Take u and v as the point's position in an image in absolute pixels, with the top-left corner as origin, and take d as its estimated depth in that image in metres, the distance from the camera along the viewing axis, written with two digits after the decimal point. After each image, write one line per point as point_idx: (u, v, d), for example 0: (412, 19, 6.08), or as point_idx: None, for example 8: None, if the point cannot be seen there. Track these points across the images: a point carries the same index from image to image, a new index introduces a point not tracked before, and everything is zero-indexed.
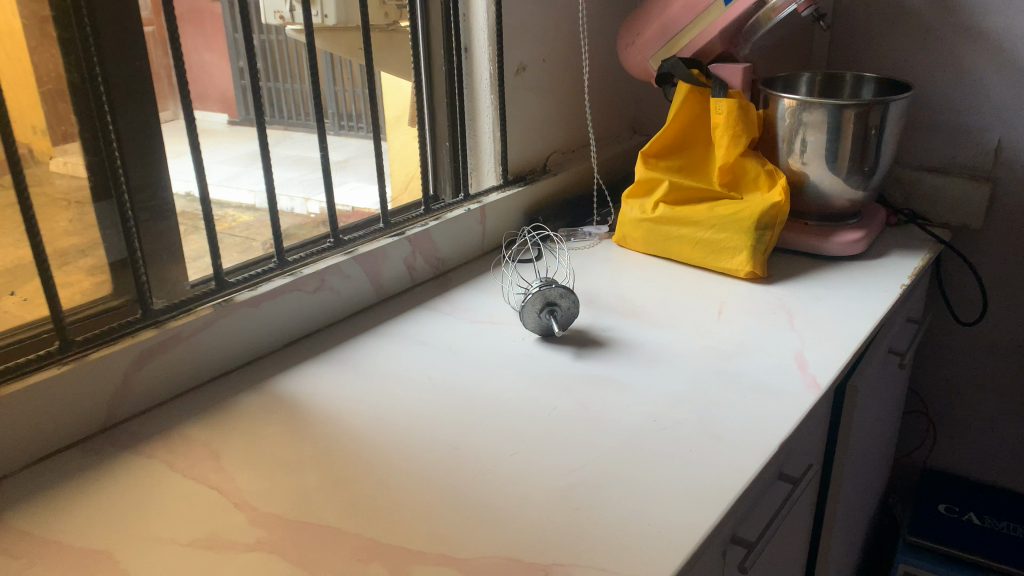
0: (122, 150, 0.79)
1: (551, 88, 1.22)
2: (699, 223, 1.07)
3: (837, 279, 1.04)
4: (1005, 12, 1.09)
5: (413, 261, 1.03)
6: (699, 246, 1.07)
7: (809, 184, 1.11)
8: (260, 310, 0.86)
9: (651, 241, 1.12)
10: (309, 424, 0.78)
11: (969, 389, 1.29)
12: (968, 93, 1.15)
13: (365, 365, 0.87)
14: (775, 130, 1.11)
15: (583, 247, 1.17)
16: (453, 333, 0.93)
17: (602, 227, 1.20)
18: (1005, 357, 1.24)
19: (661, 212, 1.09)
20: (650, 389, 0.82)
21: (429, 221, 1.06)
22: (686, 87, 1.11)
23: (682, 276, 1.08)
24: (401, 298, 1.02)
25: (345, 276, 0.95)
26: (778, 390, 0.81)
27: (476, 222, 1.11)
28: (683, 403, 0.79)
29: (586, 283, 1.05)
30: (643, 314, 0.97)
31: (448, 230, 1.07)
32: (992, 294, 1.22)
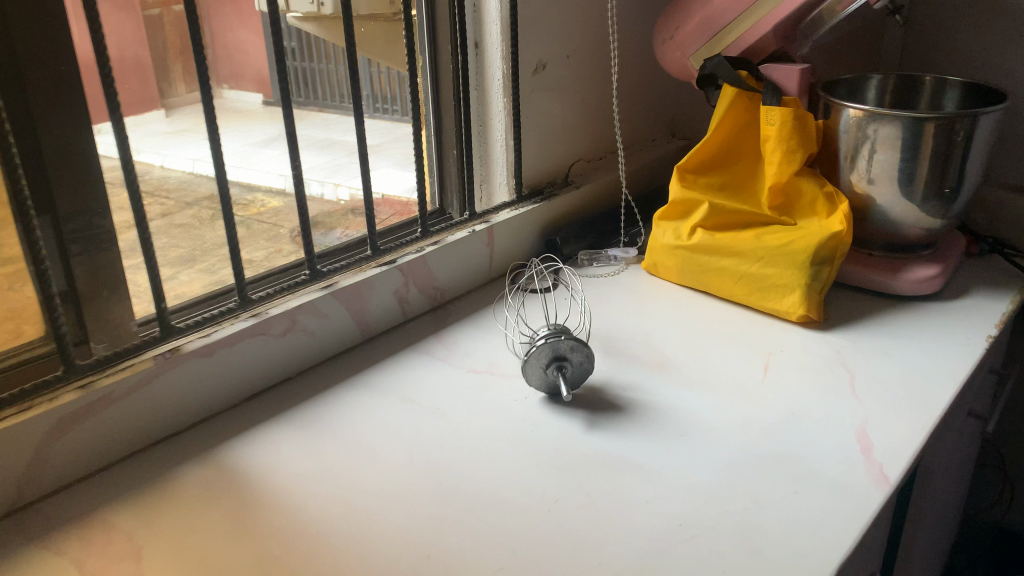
0: (41, 170, 0.66)
1: (575, 88, 1.07)
2: (743, 255, 0.91)
3: (908, 324, 0.88)
4: None
5: (406, 293, 0.89)
6: (742, 282, 0.91)
7: (876, 209, 0.93)
8: (213, 361, 0.73)
9: (686, 272, 0.96)
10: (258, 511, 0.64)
11: None
12: None
13: (337, 428, 0.74)
14: (837, 144, 0.94)
15: (606, 274, 1.01)
16: (444, 387, 0.79)
17: (630, 250, 1.04)
18: None
19: (698, 240, 0.93)
20: (676, 475, 0.67)
21: (426, 245, 0.91)
22: (732, 91, 0.94)
23: (721, 316, 0.92)
24: (389, 338, 0.88)
25: (321, 315, 0.81)
26: (834, 485, 0.65)
27: (482, 246, 0.96)
28: (717, 502, 0.63)
29: (607, 323, 0.90)
30: (671, 368, 0.81)
31: (448, 256, 0.92)
32: None
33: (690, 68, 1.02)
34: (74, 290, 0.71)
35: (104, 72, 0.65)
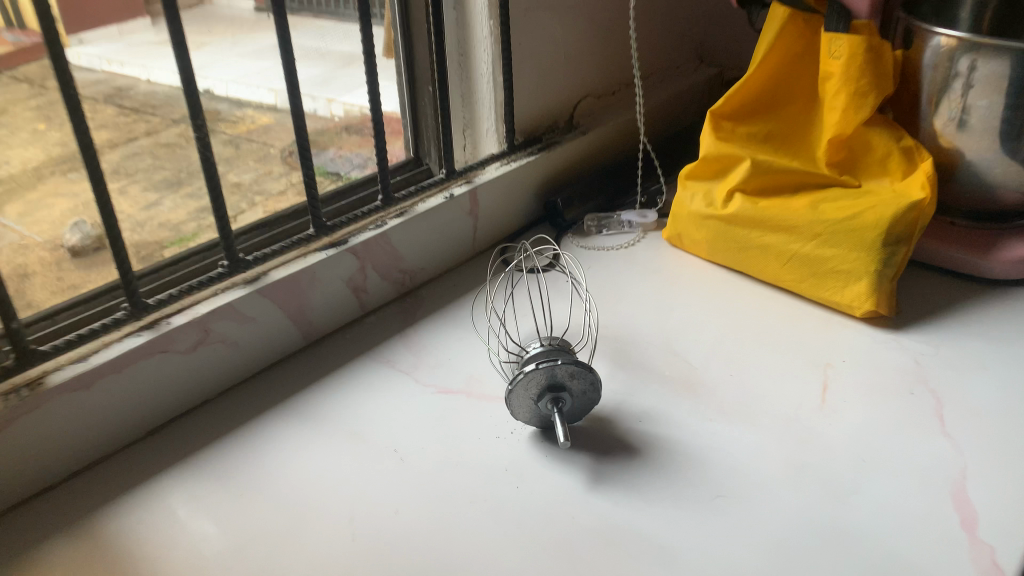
0: None
1: (582, 7, 0.84)
2: (793, 230, 0.71)
3: (1005, 320, 0.68)
4: None
5: (362, 281, 0.70)
6: (791, 264, 0.71)
7: (966, 168, 0.72)
8: (91, 394, 0.55)
9: (719, 248, 0.76)
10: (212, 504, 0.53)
11: None
12: None
13: (262, 479, 0.56)
14: (918, 83, 0.72)
15: (618, 248, 0.81)
16: (405, 415, 0.61)
17: (648, 214, 0.84)
18: None
19: (735, 209, 0.73)
20: (713, 563, 0.49)
21: (388, 217, 0.72)
22: (784, 13, 0.72)
23: (763, 306, 0.72)
24: (342, 341, 0.70)
25: (244, 319, 0.62)
26: None
27: (461, 214, 0.77)
28: None
29: (618, 319, 0.71)
30: (700, 387, 0.63)
31: (417, 230, 0.73)
32: None
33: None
34: None
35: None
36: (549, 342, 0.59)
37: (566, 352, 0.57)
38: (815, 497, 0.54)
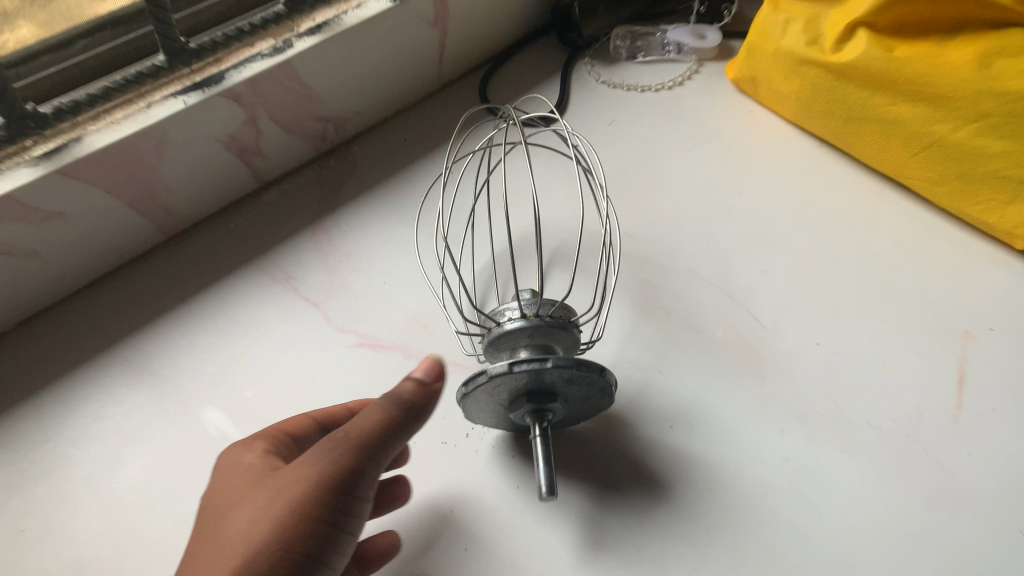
0: None
1: None
2: (940, 102, 0.44)
3: None
4: None
5: (252, 141, 0.45)
6: (926, 153, 0.45)
7: None
8: None
9: (814, 110, 0.50)
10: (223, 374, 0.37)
11: None
12: None
13: (64, 500, 0.35)
14: None
15: (660, 88, 0.55)
16: (301, 392, 0.39)
17: (708, 35, 0.57)
18: None
19: (854, 56, 0.45)
20: None
21: (295, 36, 0.44)
22: None
23: (867, 208, 0.48)
24: (222, 234, 0.45)
25: (43, 218, 0.38)
26: None
27: (419, 28, 0.49)
28: None
29: (648, 227, 0.47)
30: (768, 366, 0.40)
31: (341, 58, 0.46)
32: None
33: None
34: None
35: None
36: (539, 304, 0.35)
37: (557, 333, 0.34)
38: None
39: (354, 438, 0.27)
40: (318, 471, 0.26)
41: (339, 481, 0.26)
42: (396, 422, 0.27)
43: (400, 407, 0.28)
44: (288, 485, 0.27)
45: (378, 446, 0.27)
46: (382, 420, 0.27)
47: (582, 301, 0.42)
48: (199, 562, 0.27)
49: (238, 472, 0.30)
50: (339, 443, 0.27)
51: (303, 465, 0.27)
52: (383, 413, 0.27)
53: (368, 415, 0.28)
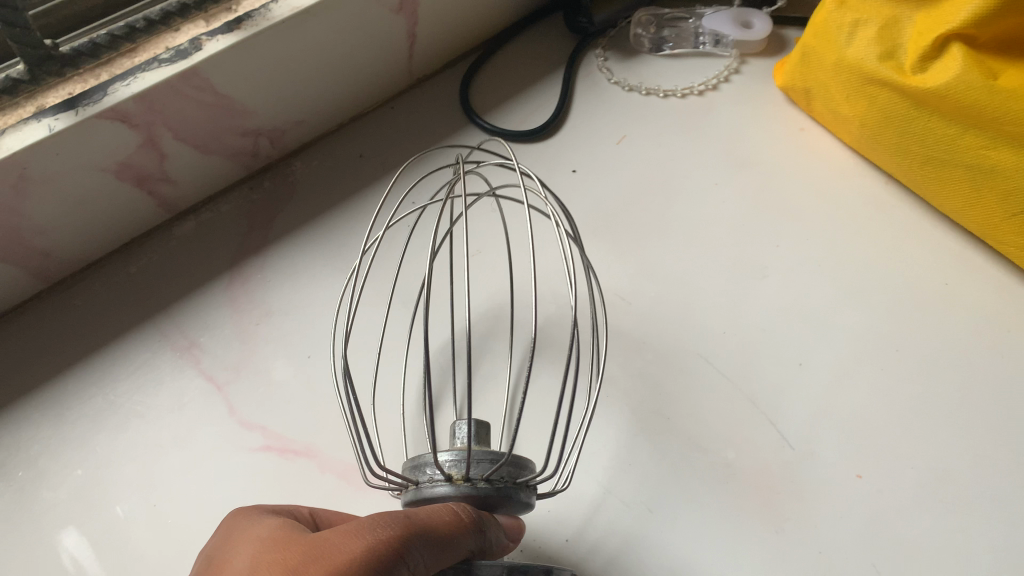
0: None
1: None
2: None
3: None
4: None
5: (152, 165, 0.35)
6: None
7: None
8: None
9: (884, 140, 0.38)
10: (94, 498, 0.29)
11: None
12: None
13: None
14: None
15: (688, 92, 0.44)
16: (183, 513, 0.31)
17: (755, 24, 0.45)
18: None
19: (945, 81, 0.34)
20: None
21: (205, 34, 0.34)
22: None
23: (942, 269, 0.37)
24: (118, 278, 0.37)
25: None
26: None
27: (379, 15, 0.38)
28: None
29: (649, 293, 0.37)
30: (791, 506, 0.31)
31: (268, 59, 0.36)
32: None
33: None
34: None
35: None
36: (466, 468, 0.23)
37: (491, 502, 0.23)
38: None
39: (410, 525, 0.23)
40: (362, 549, 0.22)
41: (379, 572, 0.22)
42: (467, 533, 0.23)
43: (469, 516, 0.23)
44: (322, 554, 0.22)
45: (440, 547, 0.22)
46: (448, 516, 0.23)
47: (553, 397, 0.33)
48: None
49: (252, 524, 0.26)
50: (394, 524, 0.23)
51: (344, 535, 0.23)
52: (450, 514, 0.23)
53: (441, 504, 0.23)
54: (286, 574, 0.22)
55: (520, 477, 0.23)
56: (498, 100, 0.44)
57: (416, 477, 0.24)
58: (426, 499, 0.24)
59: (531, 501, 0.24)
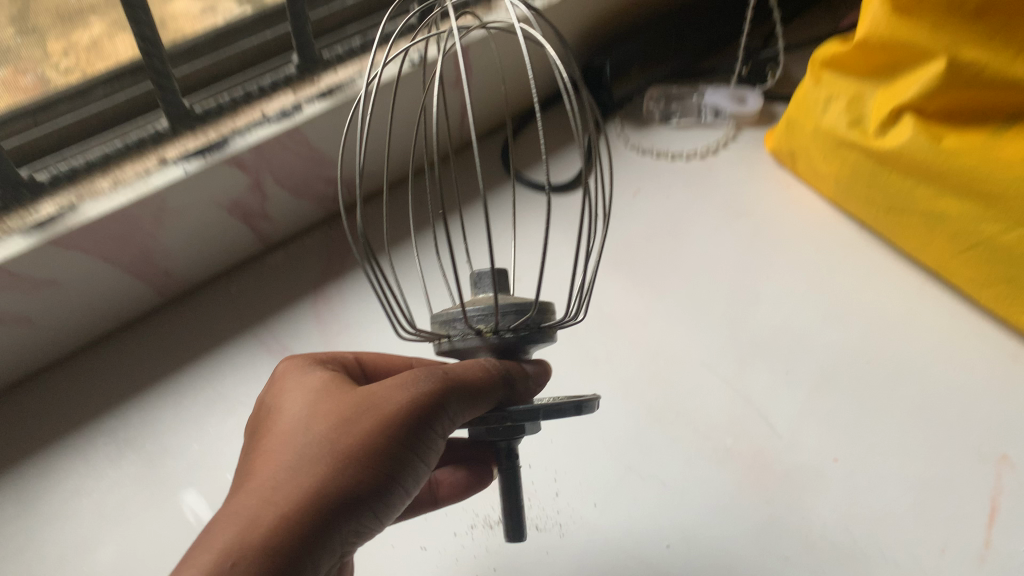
0: None
1: None
2: (989, 203, 0.40)
3: None
4: None
5: (257, 203, 0.44)
6: (970, 253, 0.42)
7: None
8: None
9: (854, 193, 0.46)
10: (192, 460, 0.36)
11: None
12: None
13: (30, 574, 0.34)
14: None
15: (692, 155, 0.52)
16: None
17: (748, 99, 0.54)
18: None
19: (898, 144, 0.42)
20: None
21: (304, 99, 0.42)
22: None
23: (906, 297, 0.44)
24: (222, 298, 0.45)
25: (35, 285, 0.37)
26: None
27: (439, 89, 0.47)
28: None
29: (660, 317, 0.44)
30: (780, 481, 0.37)
31: (351, 123, 0.44)
32: None
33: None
34: None
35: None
36: (495, 318, 0.27)
37: (514, 335, 0.28)
38: None
39: (451, 376, 0.28)
40: (411, 397, 0.28)
41: (421, 418, 0.28)
42: (493, 385, 0.29)
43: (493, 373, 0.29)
44: (377, 398, 0.28)
45: (475, 396, 0.28)
46: (479, 372, 0.29)
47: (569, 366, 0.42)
48: (278, 439, 0.27)
49: (289, 381, 0.30)
50: (438, 376, 0.28)
51: (390, 383, 0.28)
52: (480, 370, 0.29)
53: (469, 363, 0.29)
54: (344, 416, 0.27)
55: (542, 322, 0.28)
56: (532, 160, 0.52)
57: (447, 327, 0.28)
58: (461, 342, 0.28)
59: (547, 335, 0.29)
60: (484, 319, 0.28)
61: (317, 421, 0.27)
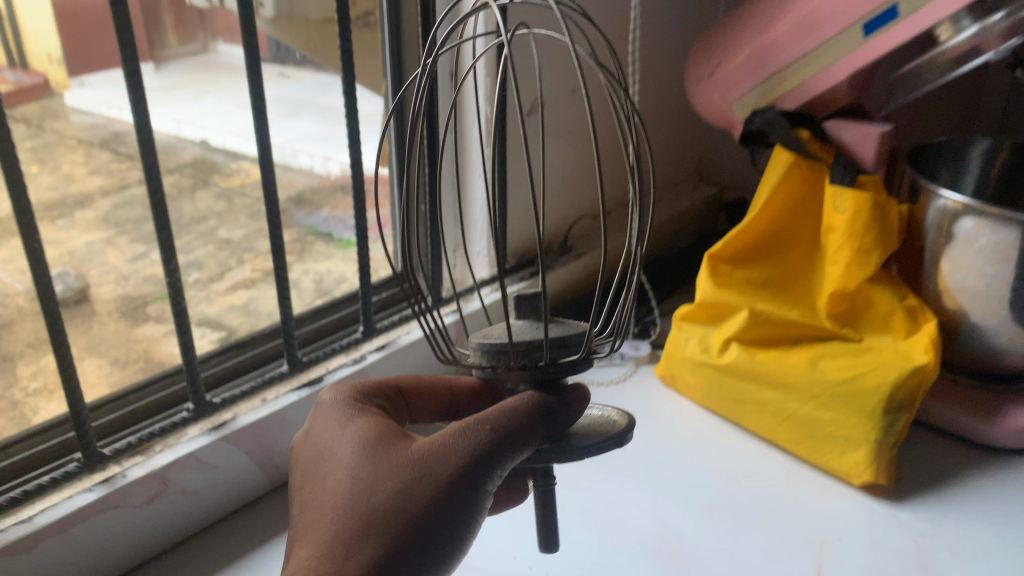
0: None
1: (585, 130, 0.83)
2: (790, 386, 0.68)
3: (1001, 501, 0.65)
4: None
5: None
6: (786, 422, 0.69)
7: (970, 332, 0.71)
8: (33, 557, 0.51)
9: (712, 397, 0.73)
10: (292, 460, 0.54)
11: None
12: None
13: None
14: (924, 239, 0.71)
15: (611, 382, 0.79)
16: None
17: (641, 347, 0.82)
18: None
19: (731, 360, 0.70)
20: None
21: (367, 352, 0.68)
22: (789, 159, 0.71)
23: (757, 465, 0.69)
24: None
25: (205, 468, 0.59)
26: None
27: None
28: None
29: (601, 482, 0.68)
30: (690, 561, 0.59)
31: (396, 366, 0.70)
32: None
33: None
34: None
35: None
36: (534, 354, 0.48)
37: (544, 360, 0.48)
38: None
39: (500, 433, 0.48)
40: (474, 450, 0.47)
41: (480, 460, 0.47)
42: (532, 431, 0.48)
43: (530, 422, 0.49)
44: (452, 450, 0.48)
45: (516, 442, 0.48)
46: (519, 427, 0.48)
47: None
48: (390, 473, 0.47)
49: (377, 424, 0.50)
50: (493, 435, 0.47)
51: (460, 438, 0.48)
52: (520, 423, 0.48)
53: (516, 408, 0.49)
54: (431, 468, 0.47)
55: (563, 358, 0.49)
56: None
57: (498, 359, 0.48)
58: (509, 368, 0.49)
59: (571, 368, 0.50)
60: (527, 355, 0.48)
61: (416, 465, 0.47)
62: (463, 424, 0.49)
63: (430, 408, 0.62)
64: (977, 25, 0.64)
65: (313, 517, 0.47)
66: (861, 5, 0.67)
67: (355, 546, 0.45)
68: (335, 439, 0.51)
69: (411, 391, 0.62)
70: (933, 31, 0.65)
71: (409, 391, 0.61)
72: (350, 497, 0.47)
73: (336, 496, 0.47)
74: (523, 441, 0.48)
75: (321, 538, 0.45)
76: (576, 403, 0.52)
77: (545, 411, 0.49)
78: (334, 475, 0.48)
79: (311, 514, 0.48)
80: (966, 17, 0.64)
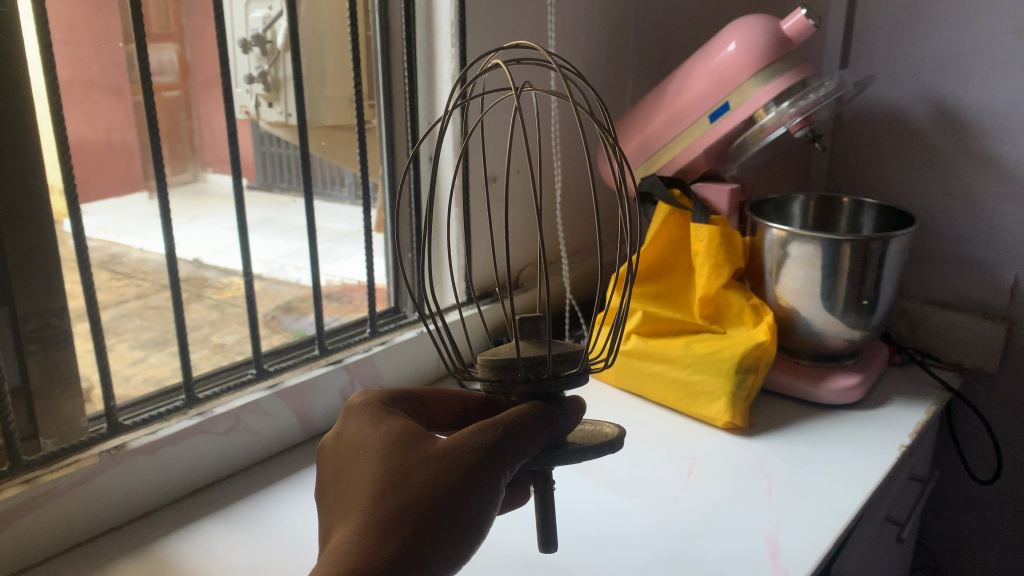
0: (21, 277, 0.72)
1: (525, 196, 1.14)
2: (674, 360, 0.97)
3: (824, 432, 0.94)
4: (971, 126, 1.10)
5: (350, 391, 0.94)
6: (673, 387, 0.97)
7: (799, 323, 1.00)
8: (156, 457, 0.76)
9: (623, 377, 1.02)
10: (322, 456, 0.61)
11: (995, 537, 1.22)
12: (965, 215, 1.13)
13: (274, 525, 0.76)
14: (761, 259, 1.01)
15: None
16: None
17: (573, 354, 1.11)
18: (1007, 502, 1.20)
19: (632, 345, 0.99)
20: (600, 564, 0.72)
21: (371, 346, 0.97)
22: (665, 208, 1.02)
23: (654, 421, 0.97)
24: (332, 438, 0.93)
25: (264, 414, 0.85)
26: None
27: (428, 346, 1.03)
28: None
29: None
30: (603, 473, 0.86)
31: (395, 356, 0.98)
32: (1005, 432, 1.16)
33: (803, 66, 0.97)
34: (26, 386, 0.74)
35: (67, 151, 0.70)
36: (538, 368, 0.57)
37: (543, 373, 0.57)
38: (672, 535, 0.76)
39: (508, 430, 0.56)
40: (487, 444, 0.56)
41: (493, 454, 0.55)
42: (535, 429, 0.57)
43: (533, 421, 0.57)
44: (469, 445, 0.56)
45: (523, 439, 0.56)
46: (526, 427, 0.57)
47: None
48: (414, 464, 0.55)
49: (404, 426, 0.58)
50: (503, 432, 0.56)
51: (474, 436, 0.56)
52: (526, 423, 0.57)
53: (522, 410, 0.58)
54: (450, 462, 0.55)
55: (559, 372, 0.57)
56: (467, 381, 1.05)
57: (507, 373, 0.57)
58: (515, 380, 0.57)
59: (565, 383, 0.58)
60: (531, 369, 0.57)
61: (437, 458, 0.55)
62: (480, 425, 0.57)
63: (443, 417, 0.70)
64: (777, 109, 0.95)
65: (350, 505, 0.54)
66: (705, 102, 1.00)
67: (389, 528, 0.51)
68: (363, 440, 0.59)
69: (431, 399, 0.69)
70: (754, 116, 0.97)
71: (427, 401, 0.69)
72: (382, 487, 0.54)
73: (371, 487, 0.54)
74: (529, 443, 0.56)
75: (358, 521, 0.52)
76: (572, 413, 0.61)
77: (547, 417, 0.58)
78: (366, 470, 0.55)
79: (346, 503, 0.55)
80: (770, 104, 0.95)
